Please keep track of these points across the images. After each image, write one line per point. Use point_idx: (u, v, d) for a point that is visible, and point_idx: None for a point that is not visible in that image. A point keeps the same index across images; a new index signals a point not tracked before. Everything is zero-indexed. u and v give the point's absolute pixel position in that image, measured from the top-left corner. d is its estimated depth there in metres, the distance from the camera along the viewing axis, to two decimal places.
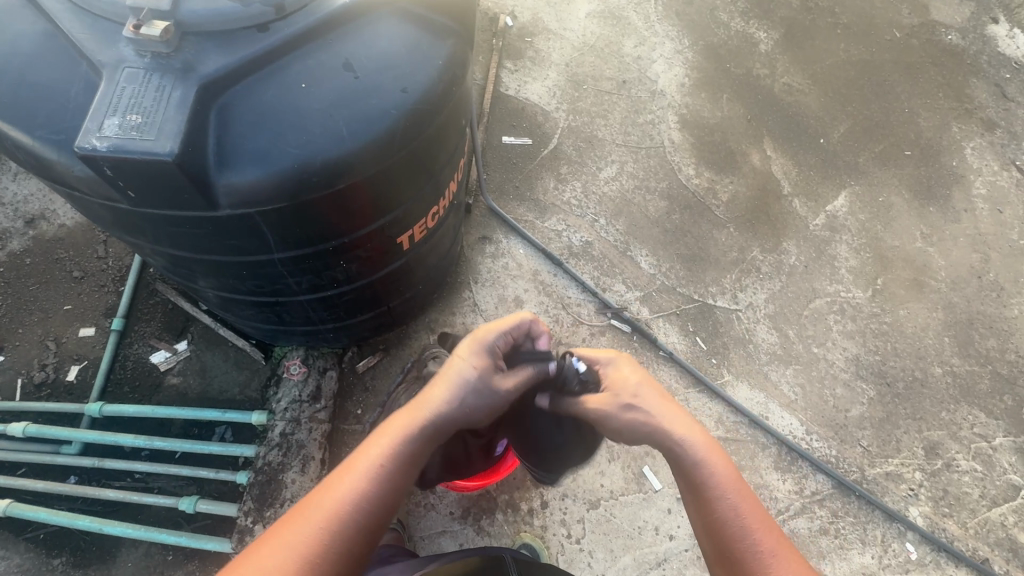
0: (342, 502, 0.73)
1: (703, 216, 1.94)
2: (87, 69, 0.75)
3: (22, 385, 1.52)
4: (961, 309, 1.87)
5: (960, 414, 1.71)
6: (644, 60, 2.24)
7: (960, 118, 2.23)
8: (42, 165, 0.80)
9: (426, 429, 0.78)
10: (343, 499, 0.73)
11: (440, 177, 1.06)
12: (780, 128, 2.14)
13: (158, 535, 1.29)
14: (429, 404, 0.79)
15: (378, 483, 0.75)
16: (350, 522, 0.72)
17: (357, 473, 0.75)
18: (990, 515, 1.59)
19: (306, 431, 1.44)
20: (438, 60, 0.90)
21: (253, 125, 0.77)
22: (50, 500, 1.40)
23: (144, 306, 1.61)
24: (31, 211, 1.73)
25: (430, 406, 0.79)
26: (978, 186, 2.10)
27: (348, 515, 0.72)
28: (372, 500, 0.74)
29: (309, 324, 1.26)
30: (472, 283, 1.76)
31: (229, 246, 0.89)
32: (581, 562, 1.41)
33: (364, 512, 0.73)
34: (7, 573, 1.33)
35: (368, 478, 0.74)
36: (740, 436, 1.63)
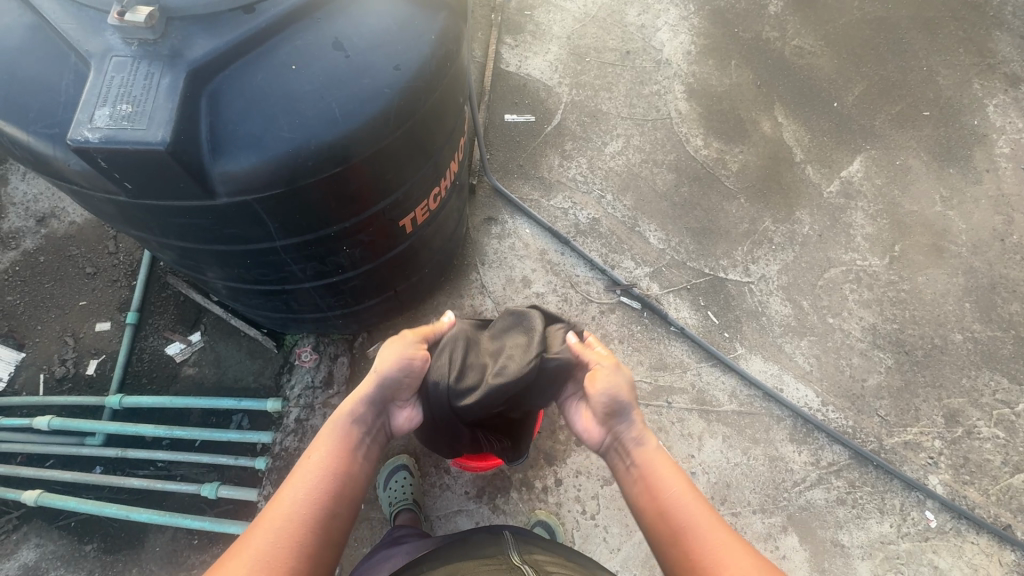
0: (299, 500, 0.77)
1: (712, 188, 1.90)
2: (76, 61, 0.74)
3: (45, 380, 1.56)
4: (983, 274, 1.81)
5: (982, 380, 1.67)
6: (648, 29, 2.17)
7: (982, 74, 2.13)
8: (40, 161, 0.80)
9: (356, 418, 0.88)
10: (299, 499, 0.77)
11: (440, 156, 1.05)
12: (792, 93, 2.07)
13: (182, 520, 1.33)
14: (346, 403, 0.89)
15: (325, 474, 0.81)
16: (309, 513, 0.76)
17: (301, 479, 0.79)
18: (1012, 481, 1.56)
19: (321, 417, 1.46)
20: (431, 35, 0.88)
21: (245, 110, 0.76)
22: (78, 490, 1.45)
23: (156, 299, 1.64)
24: (41, 210, 1.75)
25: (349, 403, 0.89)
26: (1001, 145, 2.01)
27: (303, 509, 0.76)
28: (325, 490, 0.79)
29: (317, 312, 1.27)
30: (479, 265, 1.75)
31: (230, 236, 0.88)
32: (596, 537, 1.42)
33: (319, 501, 0.78)
34: (42, 559, 1.39)
35: (315, 474, 0.80)
36: (755, 409, 1.61)
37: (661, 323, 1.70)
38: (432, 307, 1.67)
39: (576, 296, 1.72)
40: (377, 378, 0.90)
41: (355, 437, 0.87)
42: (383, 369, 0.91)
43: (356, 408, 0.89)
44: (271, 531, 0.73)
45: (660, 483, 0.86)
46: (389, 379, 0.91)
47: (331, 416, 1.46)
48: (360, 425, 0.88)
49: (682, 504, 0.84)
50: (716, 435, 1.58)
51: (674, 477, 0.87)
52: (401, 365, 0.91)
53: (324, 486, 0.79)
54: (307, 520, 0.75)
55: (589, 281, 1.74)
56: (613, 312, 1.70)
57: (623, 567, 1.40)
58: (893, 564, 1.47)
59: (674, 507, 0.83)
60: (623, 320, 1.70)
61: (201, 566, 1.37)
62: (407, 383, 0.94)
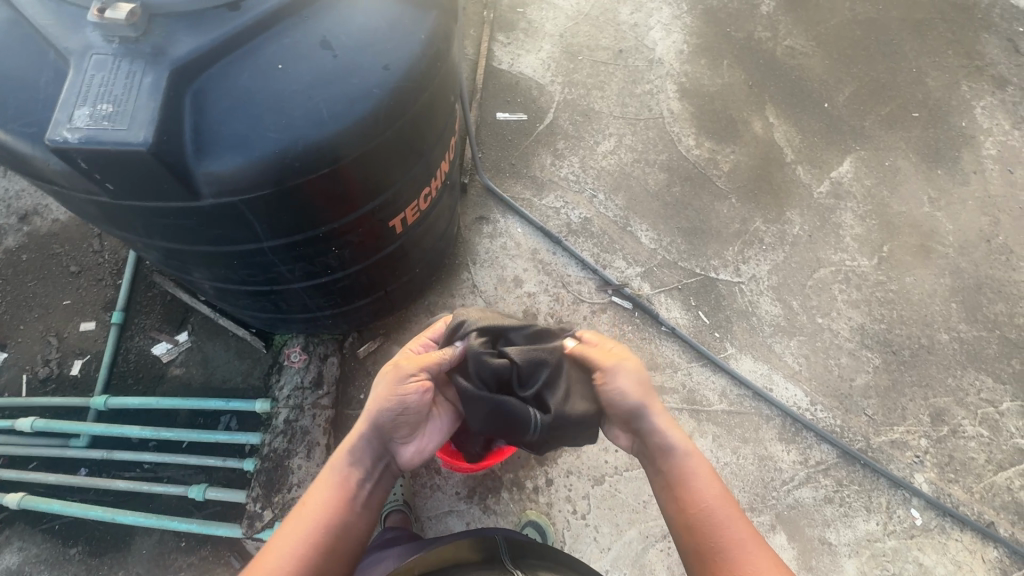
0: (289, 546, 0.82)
1: (704, 187, 1.90)
2: (55, 58, 0.72)
3: (28, 380, 1.53)
4: (969, 274, 1.83)
5: (967, 379, 1.70)
6: (641, 28, 2.16)
7: (970, 76, 2.15)
8: (18, 160, 0.78)
9: (351, 464, 0.90)
10: (288, 547, 0.82)
11: (431, 156, 1.03)
12: (783, 93, 2.08)
13: (169, 522, 1.32)
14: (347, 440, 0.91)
15: (325, 511, 0.86)
16: (295, 561, 0.80)
17: (295, 525, 0.85)
18: (996, 479, 1.58)
19: (310, 418, 1.43)
20: (421, 34, 0.87)
21: (230, 110, 0.75)
22: (63, 493, 1.43)
23: (142, 298, 1.61)
24: (23, 207, 1.72)
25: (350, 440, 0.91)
26: (988, 147, 2.03)
27: (290, 556, 0.81)
28: (314, 540, 0.83)
29: (307, 312, 1.26)
30: (471, 264, 1.74)
31: (216, 236, 0.87)
32: (587, 536, 1.43)
33: (307, 550, 0.82)
34: (26, 562, 1.37)
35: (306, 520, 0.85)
36: (745, 408, 1.62)
37: (652, 323, 1.70)
38: (423, 307, 1.66)
39: (568, 296, 1.72)
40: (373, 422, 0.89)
41: (350, 484, 0.89)
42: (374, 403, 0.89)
43: (354, 451, 0.90)
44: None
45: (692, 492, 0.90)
46: (377, 416, 0.88)
47: (321, 417, 1.44)
48: (356, 471, 0.90)
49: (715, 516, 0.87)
50: (706, 434, 1.59)
51: (708, 485, 0.90)
52: (397, 401, 0.87)
53: (312, 535, 0.84)
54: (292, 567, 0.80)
55: (581, 280, 1.74)
56: (605, 312, 1.70)
57: (613, 566, 1.41)
58: (879, 561, 1.49)
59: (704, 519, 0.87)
60: (614, 320, 1.70)
61: (188, 568, 1.36)
62: (405, 420, 0.89)
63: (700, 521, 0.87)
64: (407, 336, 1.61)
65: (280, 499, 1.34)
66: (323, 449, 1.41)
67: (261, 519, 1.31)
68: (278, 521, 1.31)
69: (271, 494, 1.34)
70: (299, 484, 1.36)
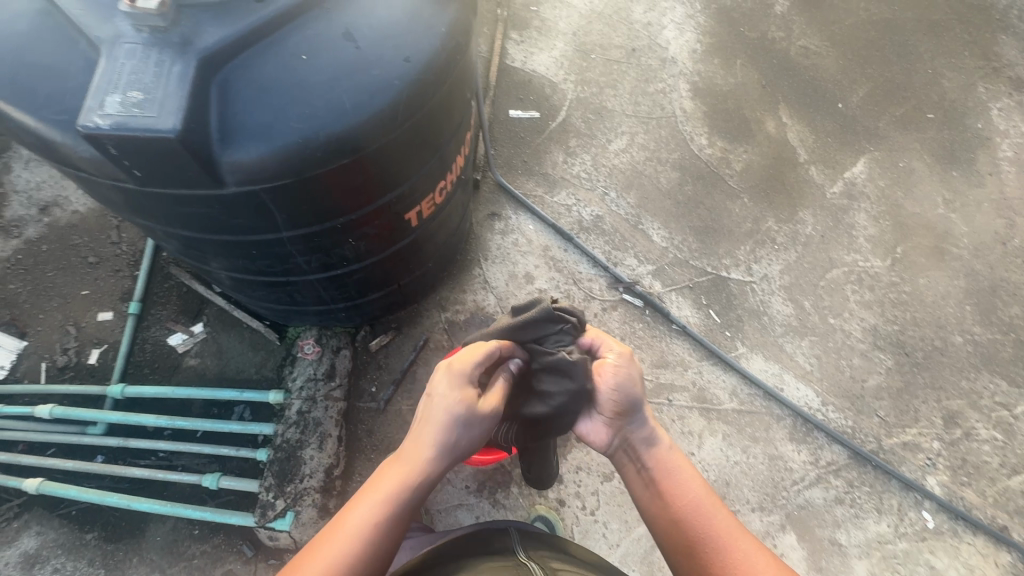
0: (369, 525, 0.78)
1: (716, 187, 1.90)
2: (86, 47, 0.74)
3: (46, 368, 1.56)
4: (984, 277, 1.82)
5: (981, 382, 1.68)
6: (654, 27, 2.16)
7: (987, 77, 2.13)
8: (48, 147, 0.80)
9: (432, 463, 0.82)
10: (367, 530, 0.78)
11: (447, 150, 1.04)
12: (797, 94, 2.07)
13: (183, 510, 1.33)
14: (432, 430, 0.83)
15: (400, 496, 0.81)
16: (375, 544, 0.78)
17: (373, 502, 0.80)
18: (1009, 483, 1.57)
19: (322, 409, 1.45)
20: (441, 27, 0.88)
21: (254, 100, 0.76)
22: (79, 479, 1.45)
23: (159, 290, 1.64)
24: (44, 198, 1.74)
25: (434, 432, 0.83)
26: (1004, 149, 2.02)
27: (369, 539, 0.78)
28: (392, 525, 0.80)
29: (321, 304, 1.27)
30: (483, 260, 1.75)
31: (237, 226, 0.88)
32: (596, 532, 1.43)
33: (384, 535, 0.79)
34: (43, 547, 1.39)
35: (386, 505, 0.80)
36: (755, 408, 1.62)
37: (663, 321, 1.70)
38: (434, 302, 1.67)
39: (578, 293, 1.72)
40: (447, 432, 0.81)
41: (427, 477, 0.83)
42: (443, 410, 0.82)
43: (436, 450, 0.82)
44: (338, 556, 0.75)
45: (678, 487, 0.89)
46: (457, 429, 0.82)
47: (333, 409, 1.46)
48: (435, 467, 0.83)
49: (702, 511, 0.86)
50: (716, 433, 1.58)
51: (692, 483, 0.89)
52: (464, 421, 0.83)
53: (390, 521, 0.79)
54: (370, 552, 0.77)
55: (592, 277, 1.74)
56: (616, 309, 1.71)
57: (622, 562, 1.41)
58: (890, 563, 1.48)
59: (695, 515, 0.86)
60: (624, 317, 1.70)
61: (201, 556, 1.38)
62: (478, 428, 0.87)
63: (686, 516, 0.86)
64: (418, 331, 1.63)
65: (293, 488, 1.36)
66: (335, 440, 1.43)
67: (273, 508, 1.33)
68: (290, 511, 1.33)
69: (284, 484, 1.36)
70: (312, 474, 1.38)
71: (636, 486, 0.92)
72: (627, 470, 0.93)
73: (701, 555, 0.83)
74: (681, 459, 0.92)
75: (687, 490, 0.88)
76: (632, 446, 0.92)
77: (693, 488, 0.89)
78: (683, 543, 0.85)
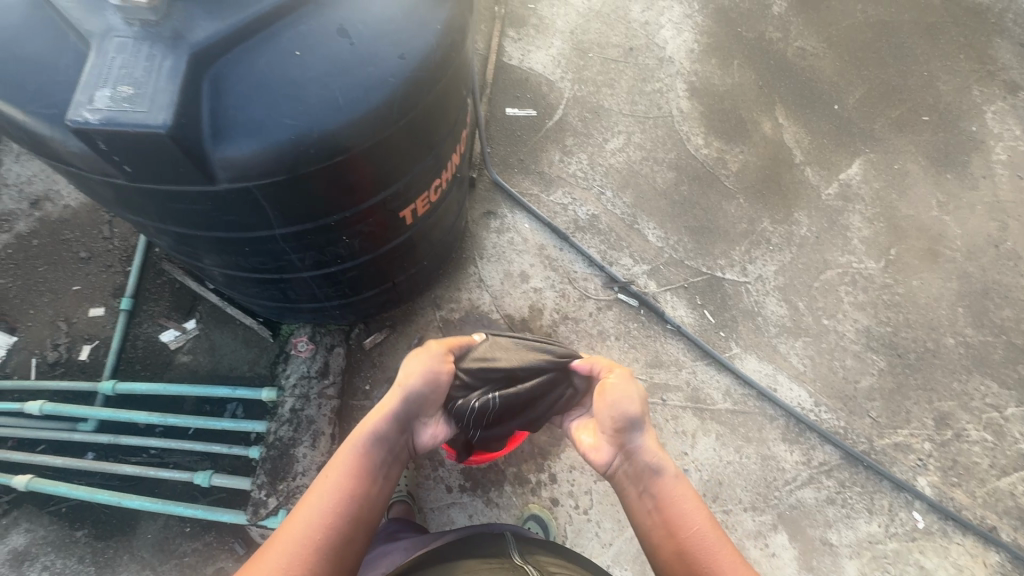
0: (315, 518, 0.78)
1: (712, 187, 1.90)
2: (77, 40, 0.73)
3: (37, 364, 1.54)
4: (977, 279, 1.83)
5: (972, 384, 1.69)
6: (652, 26, 2.16)
7: (982, 80, 2.14)
8: (37, 142, 0.79)
9: (377, 441, 0.88)
10: (316, 517, 0.79)
11: (442, 148, 1.04)
12: (794, 95, 2.07)
13: (174, 507, 1.32)
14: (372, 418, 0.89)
15: (343, 494, 0.82)
16: (323, 534, 0.77)
17: (326, 493, 0.82)
18: (999, 484, 1.58)
19: (316, 407, 1.44)
20: (437, 24, 0.87)
21: (247, 96, 0.75)
22: (69, 476, 1.44)
23: (151, 286, 1.62)
24: (35, 192, 1.73)
25: (374, 420, 0.89)
26: (998, 152, 2.03)
27: (319, 526, 0.78)
28: (343, 512, 0.81)
29: (315, 302, 1.26)
30: (478, 258, 1.74)
31: (229, 222, 0.88)
32: (589, 531, 1.43)
33: (332, 524, 0.79)
34: (32, 544, 1.38)
35: (334, 493, 0.82)
36: (748, 408, 1.62)
37: (658, 321, 1.71)
38: (429, 300, 1.67)
39: (574, 292, 1.72)
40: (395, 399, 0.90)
41: (377, 457, 0.87)
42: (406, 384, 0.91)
43: (383, 424, 0.89)
44: (285, 550, 0.75)
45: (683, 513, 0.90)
46: (411, 392, 0.91)
47: (327, 407, 1.45)
48: (380, 445, 0.88)
49: (707, 543, 0.86)
50: (710, 433, 1.59)
51: (695, 511, 0.90)
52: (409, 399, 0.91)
53: (339, 507, 0.81)
54: (318, 538, 0.77)
55: (587, 277, 1.74)
56: (610, 309, 1.71)
57: (614, 561, 1.41)
58: (880, 563, 1.49)
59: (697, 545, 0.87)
60: (619, 317, 1.70)
61: (192, 554, 1.37)
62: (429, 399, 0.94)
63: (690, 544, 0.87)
64: (412, 329, 1.63)
65: (285, 486, 1.35)
66: (328, 438, 1.42)
67: (266, 506, 1.32)
68: (283, 509, 1.33)
69: (276, 482, 1.35)
70: (305, 472, 1.37)
71: (638, 509, 0.94)
72: (631, 494, 0.96)
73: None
74: (685, 487, 0.93)
75: (688, 520, 0.89)
76: (633, 469, 0.96)
77: (700, 522, 0.88)
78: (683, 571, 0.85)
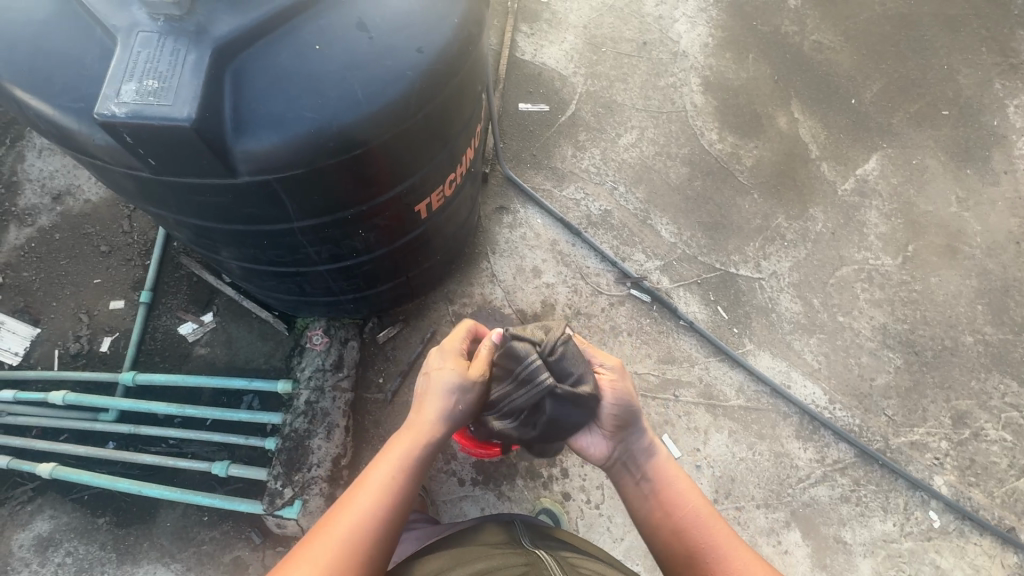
0: (359, 521, 0.78)
1: (726, 182, 1.89)
2: (103, 35, 0.74)
3: (60, 355, 1.58)
4: (997, 276, 1.80)
5: (991, 383, 1.67)
6: (665, 20, 2.15)
7: (1004, 74, 2.10)
8: (64, 135, 0.80)
9: (420, 449, 0.87)
10: (356, 526, 0.77)
11: (457, 142, 1.04)
12: (809, 89, 2.05)
13: (193, 496, 1.35)
14: (417, 421, 0.88)
15: (387, 496, 0.82)
16: (366, 538, 0.77)
17: (359, 506, 0.80)
18: (1018, 484, 1.56)
19: (330, 400, 1.45)
20: (454, 19, 0.88)
21: (268, 89, 0.76)
22: (91, 464, 1.47)
23: (169, 279, 1.65)
24: (56, 187, 1.76)
25: (423, 423, 0.88)
26: (1020, 147, 1.99)
27: (361, 537, 0.77)
28: (383, 522, 0.80)
29: (330, 295, 1.27)
30: (491, 253, 1.75)
31: (248, 215, 0.89)
32: (600, 526, 1.44)
33: (376, 529, 0.79)
34: (56, 530, 1.41)
35: (376, 497, 0.81)
36: (761, 405, 1.61)
37: (670, 316, 1.70)
38: (442, 295, 1.68)
39: (586, 287, 1.72)
40: (444, 407, 0.88)
41: (417, 468, 0.86)
42: (461, 402, 0.90)
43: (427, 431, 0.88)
44: (330, 551, 0.74)
45: (675, 493, 0.93)
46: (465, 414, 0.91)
47: (340, 399, 1.47)
48: (424, 453, 0.87)
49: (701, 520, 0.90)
50: (722, 429, 1.58)
51: (688, 489, 0.93)
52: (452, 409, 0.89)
53: (382, 513, 0.80)
54: (364, 549, 0.76)
55: (599, 272, 1.74)
56: (623, 305, 1.70)
57: (626, 556, 1.41)
58: (895, 562, 1.48)
59: (692, 521, 0.89)
60: (632, 313, 1.70)
61: (211, 542, 1.40)
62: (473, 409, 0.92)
63: (684, 526, 0.89)
64: (425, 324, 1.64)
65: (301, 477, 1.36)
66: (342, 431, 1.44)
67: (281, 496, 1.34)
68: (298, 499, 1.34)
69: (292, 473, 1.36)
70: (319, 464, 1.38)
71: (632, 496, 0.96)
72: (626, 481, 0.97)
73: (699, 565, 0.86)
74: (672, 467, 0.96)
75: (685, 500, 0.92)
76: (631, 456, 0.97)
77: (691, 498, 0.92)
78: (684, 553, 0.88)
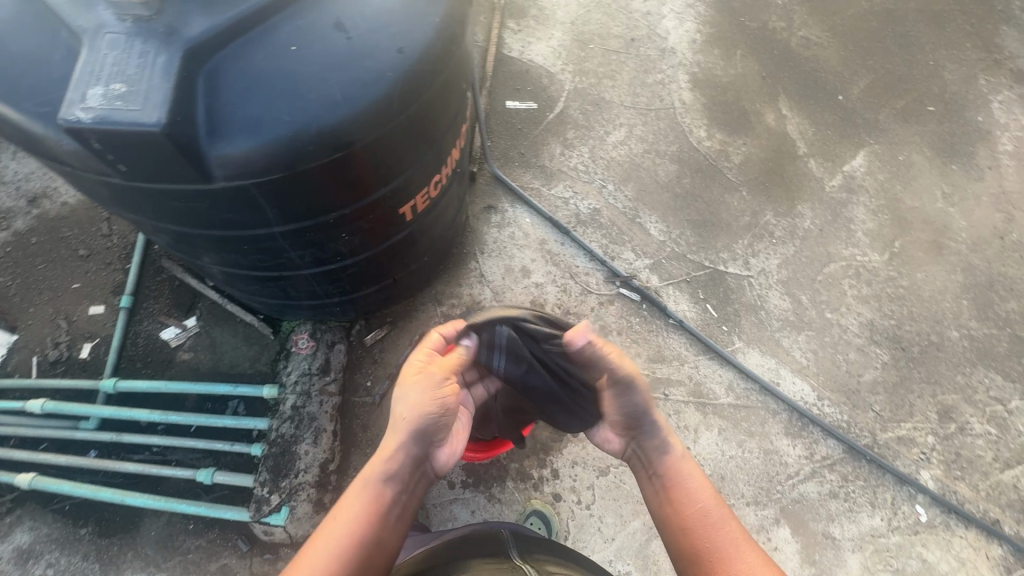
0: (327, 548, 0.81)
1: (715, 179, 1.89)
2: (68, 36, 0.71)
3: (38, 362, 1.54)
4: (982, 271, 1.81)
5: (976, 377, 1.68)
6: (653, 17, 2.13)
7: (988, 69, 2.11)
8: (30, 140, 0.77)
9: (383, 472, 0.87)
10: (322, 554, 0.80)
11: (442, 142, 1.02)
12: (797, 85, 2.05)
13: (178, 505, 1.33)
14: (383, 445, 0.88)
15: (354, 520, 0.84)
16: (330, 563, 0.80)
17: (329, 535, 0.83)
18: (1002, 477, 1.58)
19: (317, 404, 1.44)
20: (436, 17, 0.86)
21: (243, 91, 0.74)
22: (72, 474, 1.44)
23: (151, 283, 1.62)
24: (32, 189, 1.71)
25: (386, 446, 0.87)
26: (1004, 142, 2.00)
27: (326, 565, 0.79)
28: (350, 547, 0.82)
29: (315, 298, 1.25)
30: (479, 253, 1.73)
31: (226, 220, 0.86)
32: (591, 526, 1.43)
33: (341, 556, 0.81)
34: (36, 542, 1.38)
35: (344, 525, 0.84)
36: (751, 402, 1.62)
37: (659, 315, 1.70)
38: (430, 296, 1.66)
39: (575, 287, 1.71)
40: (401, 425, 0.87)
41: (385, 490, 0.86)
42: (410, 414, 0.86)
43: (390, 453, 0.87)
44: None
45: (686, 492, 0.95)
46: (419, 424, 0.86)
47: (328, 404, 1.45)
48: (388, 474, 0.87)
49: (709, 519, 0.92)
50: (712, 427, 1.58)
51: (700, 488, 0.95)
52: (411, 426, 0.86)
53: (350, 537, 0.82)
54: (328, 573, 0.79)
55: (589, 271, 1.73)
56: (612, 303, 1.70)
57: (617, 556, 1.41)
58: (883, 556, 1.49)
59: (700, 521, 0.91)
60: (622, 312, 1.69)
61: (197, 550, 1.38)
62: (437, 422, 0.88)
63: (692, 524, 0.92)
64: (413, 325, 1.62)
65: (287, 484, 1.35)
66: (330, 435, 1.42)
67: (268, 503, 1.32)
68: (285, 506, 1.33)
69: (279, 479, 1.35)
70: (307, 469, 1.37)
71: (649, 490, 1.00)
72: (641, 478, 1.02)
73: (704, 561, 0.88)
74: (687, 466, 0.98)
75: (695, 498, 0.94)
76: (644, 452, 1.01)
77: (701, 497, 0.94)
78: (688, 549, 0.90)
